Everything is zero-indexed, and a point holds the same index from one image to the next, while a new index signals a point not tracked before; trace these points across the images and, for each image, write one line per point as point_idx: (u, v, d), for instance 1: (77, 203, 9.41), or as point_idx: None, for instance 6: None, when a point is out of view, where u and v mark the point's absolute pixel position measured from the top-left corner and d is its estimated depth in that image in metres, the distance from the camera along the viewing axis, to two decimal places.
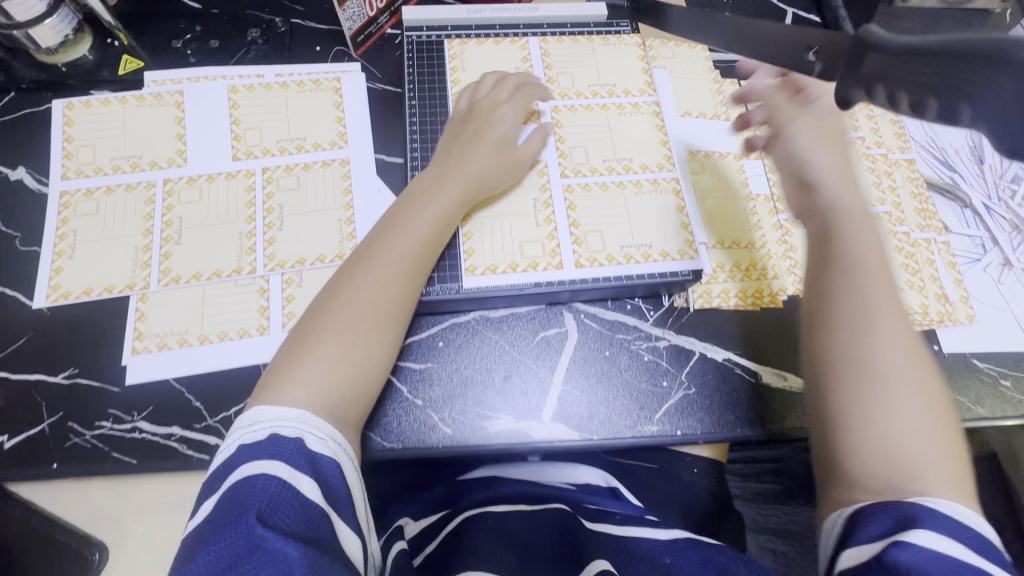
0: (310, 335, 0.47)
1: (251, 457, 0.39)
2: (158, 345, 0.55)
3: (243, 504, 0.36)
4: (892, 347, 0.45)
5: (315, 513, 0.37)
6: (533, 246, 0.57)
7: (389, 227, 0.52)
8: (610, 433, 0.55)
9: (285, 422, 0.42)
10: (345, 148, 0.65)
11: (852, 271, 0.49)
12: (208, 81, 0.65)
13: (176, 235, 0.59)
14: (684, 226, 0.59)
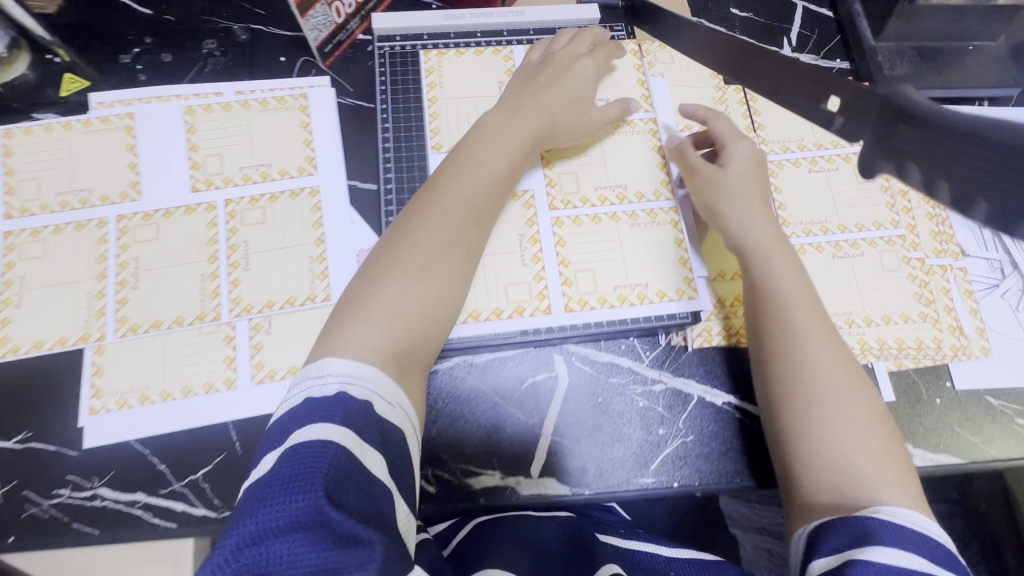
0: (380, 279, 0.46)
1: (320, 415, 0.37)
2: (118, 403, 0.51)
3: (310, 470, 0.34)
4: (823, 362, 0.46)
5: (375, 488, 0.35)
6: (521, 289, 0.53)
7: (412, 218, 0.49)
8: (603, 488, 0.52)
9: (358, 380, 0.40)
10: (315, 175, 0.59)
11: (777, 295, 0.49)
12: (161, 102, 0.59)
13: (132, 279, 0.54)
14: (684, 262, 0.55)
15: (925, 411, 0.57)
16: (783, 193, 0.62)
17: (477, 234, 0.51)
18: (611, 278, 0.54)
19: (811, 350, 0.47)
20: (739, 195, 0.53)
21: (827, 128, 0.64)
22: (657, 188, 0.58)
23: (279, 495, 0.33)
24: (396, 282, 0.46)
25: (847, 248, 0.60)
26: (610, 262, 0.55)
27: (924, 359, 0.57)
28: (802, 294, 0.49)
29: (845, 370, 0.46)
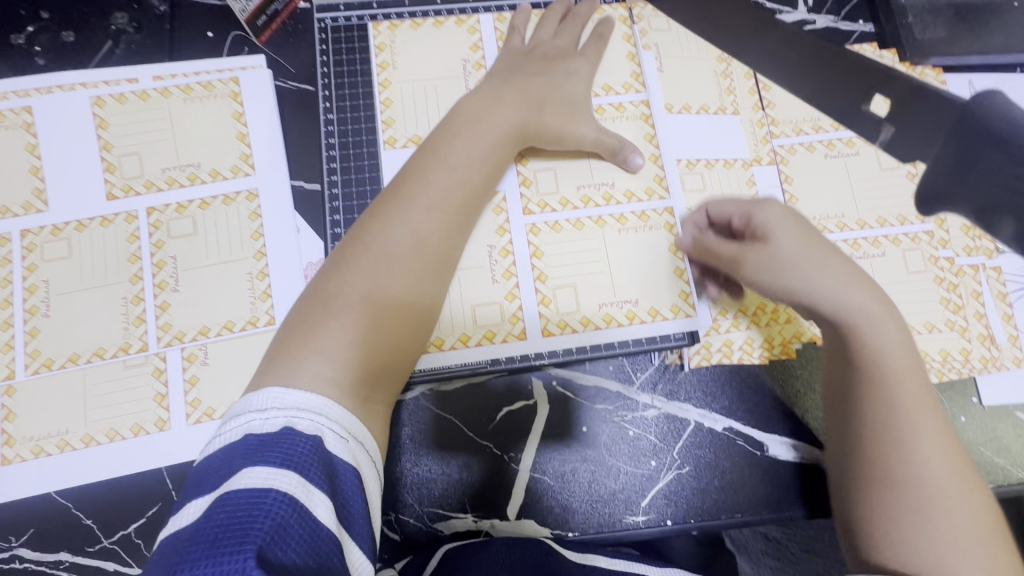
0: (335, 293, 0.38)
1: (257, 456, 0.28)
2: (34, 451, 0.45)
3: (241, 525, 0.25)
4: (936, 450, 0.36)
5: (325, 542, 0.27)
6: (496, 310, 0.48)
7: (379, 216, 0.41)
8: (588, 529, 0.47)
9: (307, 412, 0.32)
10: (252, 175, 0.51)
11: (882, 368, 0.38)
12: (64, 92, 0.50)
13: (42, 305, 0.47)
14: (680, 273, 0.49)
15: None
16: (794, 182, 0.54)
17: (462, 224, 0.44)
18: (595, 295, 0.49)
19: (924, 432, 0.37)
20: (808, 266, 0.41)
21: (847, 105, 0.56)
22: (650, 184, 0.51)
23: (195, 558, 0.24)
24: (373, 281, 0.39)
25: (866, 246, 0.53)
26: (594, 277, 0.49)
27: (950, 373, 0.51)
28: (912, 371, 0.38)
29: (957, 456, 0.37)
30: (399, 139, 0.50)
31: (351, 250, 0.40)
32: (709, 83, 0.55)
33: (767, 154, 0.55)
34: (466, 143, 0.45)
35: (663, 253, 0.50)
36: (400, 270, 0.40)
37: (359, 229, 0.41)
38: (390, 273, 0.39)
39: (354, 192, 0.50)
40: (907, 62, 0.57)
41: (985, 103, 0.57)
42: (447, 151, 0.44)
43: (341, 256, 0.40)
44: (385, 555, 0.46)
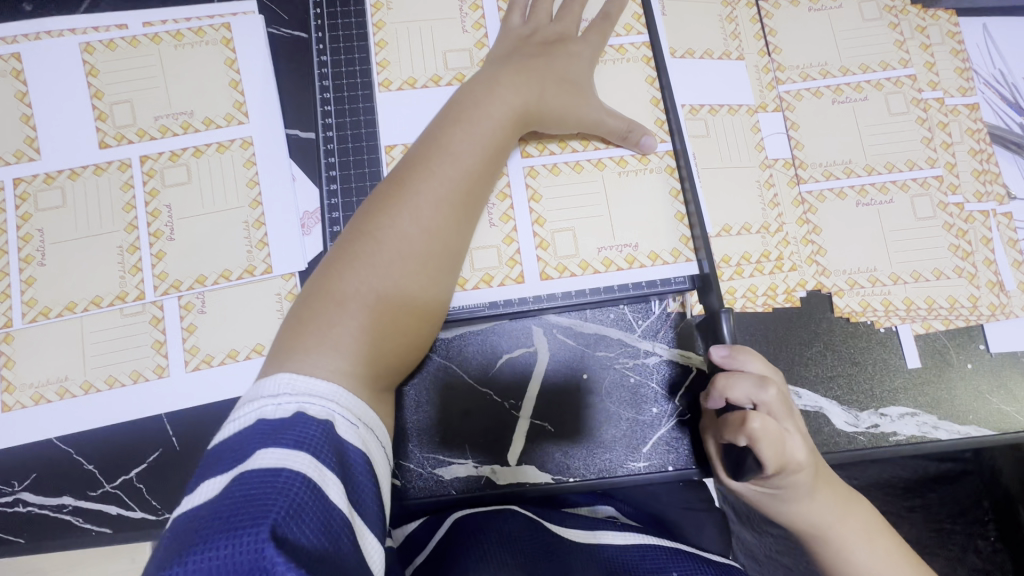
0: (360, 250, 0.39)
1: (271, 438, 0.27)
2: (33, 398, 0.45)
3: (254, 503, 0.24)
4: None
5: (338, 522, 0.26)
6: (495, 257, 0.48)
7: (405, 174, 0.42)
8: (588, 475, 0.47)
9: (318, 398, 0.31)
10: (246, 123, 0.50)
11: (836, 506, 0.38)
12: (53, 39, 0.49)
13: (38, 254, 0.47)
14: (680, 217, 0.48)
15: (953, 379, 0.50)
16: (800, 129, 0.53)
17: (481, 186, 0.43)
18: (593, 241, 0.48)
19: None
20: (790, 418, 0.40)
21: (858, 48, 0.55)
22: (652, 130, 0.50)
23: (206, 538, 0.22)
24: (397, 235, 0.39)
25: (874, 193, 0.52)
26: (593, 222, 0.48)
27: (957, 320, 0.50)
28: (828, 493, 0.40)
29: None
30: (396, 85, 0.49)
31: (373, 213, 0.40)
32: (712, 26, 0.54)
33: (772, 101, 0.53)
34: (480, 102, 0.44)
35: (661, 198, 0.49)
36: (426, 230, 0.40)
37: (381, 197, 0.41)
38: (417, 232, 0.40)
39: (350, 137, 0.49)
40: (919, 4, 0.56)
41: (995, 46, 0.56)
42: (460, 110, 0.44)
43: (363, 222, 0.40)
44: None
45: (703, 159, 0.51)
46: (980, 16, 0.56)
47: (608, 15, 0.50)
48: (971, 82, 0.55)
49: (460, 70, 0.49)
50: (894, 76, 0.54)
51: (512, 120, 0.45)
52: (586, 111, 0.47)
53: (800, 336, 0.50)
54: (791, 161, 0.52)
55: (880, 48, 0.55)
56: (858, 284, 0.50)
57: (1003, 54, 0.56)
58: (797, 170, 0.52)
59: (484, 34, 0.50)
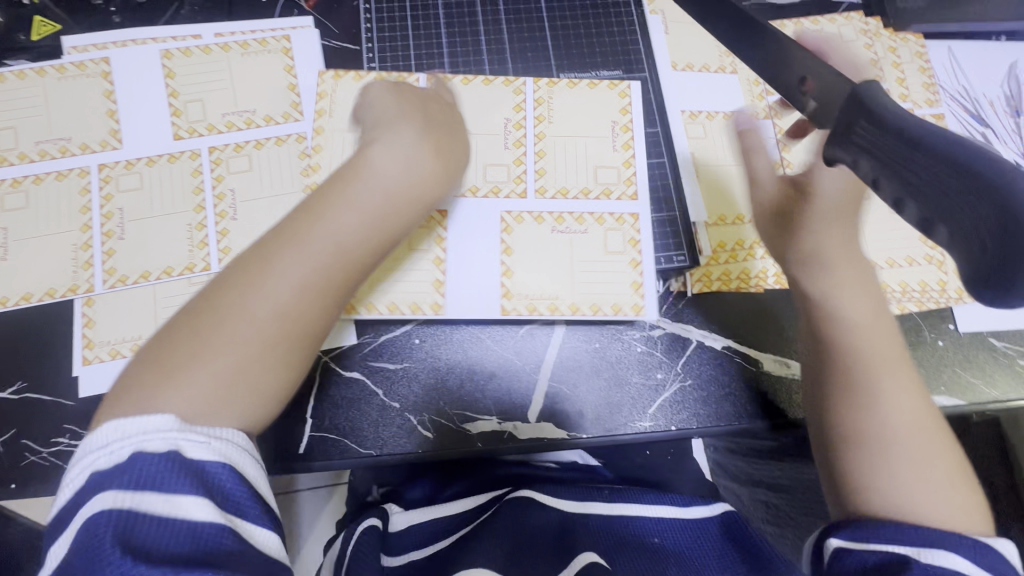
0: (287, 238, 0.37)
1: (100, 487, 0.29)
2: (111, 353, 0.50)
3: (107, 540, 0.28)
4: (903, 411, 0.40)
5: (206, 528, 0.30)
6: (477, 279, 0.53)
7: (353, 169, 0.41)
8: (598, 433, 0.52)
9: (155, 433, 0.32)
10: (302, 121, 0.57)
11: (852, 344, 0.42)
12: (137, 45, 0.57)
13: (118, 230, 0.53)
14: (633, 243, 0.55)
15: (927, 354, 0.56)
16: (788, 133, 0.60)
17: (390, 232, 0.41)
18: (557, 274, 0.54)
19: (889, 394, 0.40)
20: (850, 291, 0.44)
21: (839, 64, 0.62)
22: (618, 167, 0.56)
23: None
24: (330, 229, 0.38)
25: None
26: (558, 253, 0.54)
27: (929, 302, 0.56)
28: (880, 349, 0.42)
29: (931, 443, 0.39)
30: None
31: (264, 243, 0.37)
32: (710, 44, 0.61)
33: (763, 109, 0.60)
34: (411, 146, 0.42)
35: (623, 227, 0.55)
36: (354, 232, 0.39)
37: (327, 188, 0.40)
38: (299, 272, 0.37)
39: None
40: (890, 29, 0.64)
41: (959, 64, 0.64)
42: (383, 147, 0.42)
43: (303, 207, 0.39)
44: (415, 450, 0.51)
45: (702, 157, 0.58)
46: (944, 40, 0.64)
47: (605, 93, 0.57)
48: (937, 95, 0.62)
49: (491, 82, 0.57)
50: None
51: None
52: None
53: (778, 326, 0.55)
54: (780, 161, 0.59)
55: (857, 65, 0.62)
56: None
57: (965, 72, 0.64)
58: (785, 170, 0.59)
59: None
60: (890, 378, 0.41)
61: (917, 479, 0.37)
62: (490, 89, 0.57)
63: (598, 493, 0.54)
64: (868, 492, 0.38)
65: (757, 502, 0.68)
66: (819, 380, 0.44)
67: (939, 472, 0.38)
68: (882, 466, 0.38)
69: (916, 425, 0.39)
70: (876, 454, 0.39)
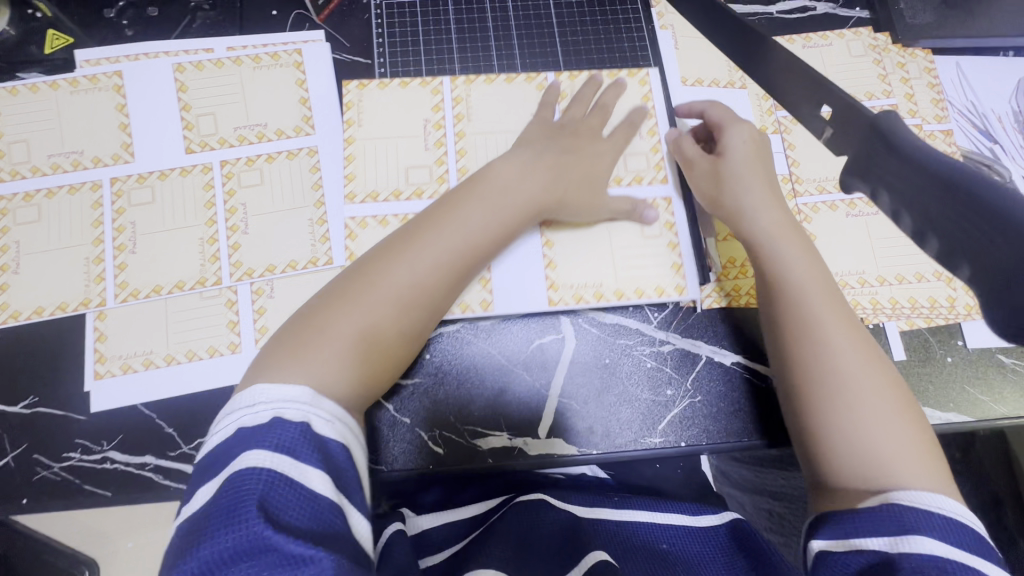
0: (405, 246, 0.47)
1: (250, 443, 0.34)
2: (123, 367, 0.50)
3: (244, 498, 0.31)
4: (843, 354, 0.44)
5: (324, 506, 0.33)
6: (516, 274, 0.55)
7: (458, 198, 0.50)
8: (609, 449, 0.52)
9: (294, 403, 0.36)
10: (313, 134, 0.57)
11: (789, 283, 0.48)
12: (150, 59, 0.57)
13: (130, 243, 0.53)
14: (668, 226, 0.57)
15: (935, 370, 0.56)
16: (796, 149, 0.60)
17: (479, 259, 0.49)
18: (596, 263, 0.56)
19: (824, 342, 0.45)
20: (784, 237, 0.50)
21: (847, 79, 0.62)
22: (646, 155, 0.59)
23: (211, 532, 0.30)
24: (438, 246, 0.47)
25: (862, 206, 0.59)
26: (596, 241, 0.56)
27: (937, 318, 0.56)
28: (817, 291, 0.47)
29: (876, 380, 0.43)
30: (446, 113, 0.58)
31: (380, 260, 0.46)
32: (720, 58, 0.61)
33: (771, 124, 0.61)
34: (500, 190, 0.51)
35: (657, 211, 0.58)
36: (451, 253, 0.47)
37: (437, 211, 0.49)
38: (409, 282, 0.45)
39: (401, 151, 0.57)
40: (899, 44, 0.64)
41: (966, 80, 0.64)
42: (487, 187, 0.51)
43: (418, 225, 0.48)
44: (426, 466, 0.51)
45: None
46: (952, 55, 0.65)
47: (618, 104, 0.58)
48: (946, 110, 0.62)
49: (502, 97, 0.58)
50: (878, 105, 0.62)
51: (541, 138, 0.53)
52: None
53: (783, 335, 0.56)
54: (789, 177, 0.60)
55: (866, 80, 0.62)
56: (849, 285, 0.57)
57: (973, 87, 0.64)
58: (794, 185, 0.59)
59: None
60: (824, 328, 0.45)
61: (868, 412, 0.41)
62: (512, 87, 0.59)
63: (609, 498, 0.55)
64: (839, 436, 0.41)
65: (762, 510, 0.65)
66: (769, 342, 0.48)
67: (881, 400, 0.42)
68: (844, 410, 0.42)
69: (860, 363, 0.43)
70: (832, 400, 0.43)
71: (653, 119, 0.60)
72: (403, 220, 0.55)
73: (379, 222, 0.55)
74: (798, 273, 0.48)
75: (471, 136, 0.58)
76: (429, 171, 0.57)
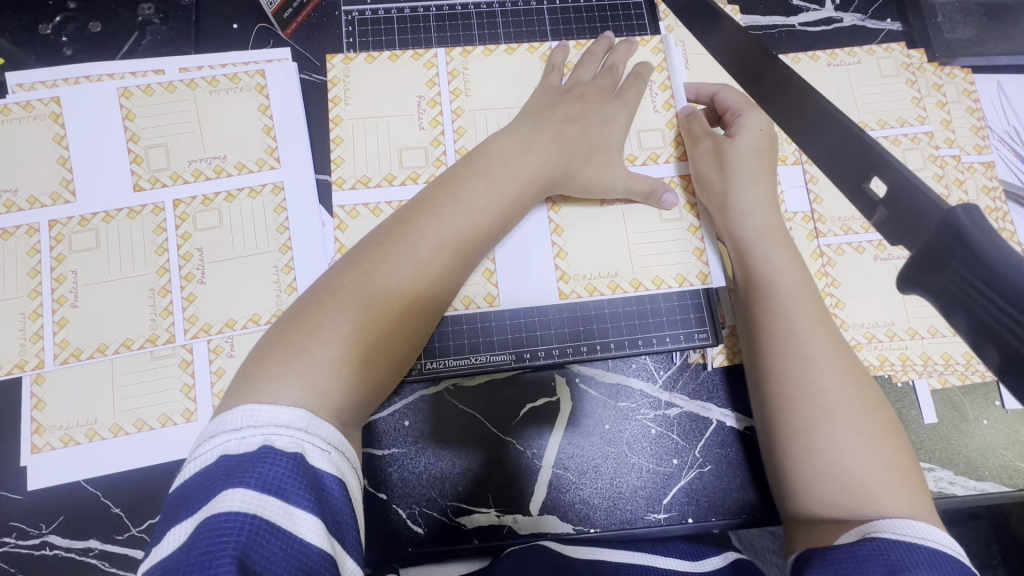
0: (395, 239, 0.40)
1: (234, 477, 0.28)
2: (63, 440, 0.45)
3: (220, 547, 0.25)
4: (829, 369, 0.39)
5: (313, 559, 0.27)
6: (522, 273, 0.49)
7: (454, 184, 0.43)
8: (609, 526, 0.47)
9: (287, 429, 0.31)
10: (278, 167, 0.51)
11: (777, 290, 0.43)
12: (92, 83, 0.50)
13: (71, 296, 0.47)
14: (688, 207, 0.51)
15: (969, 434, 0.51)
16: (820, 182, 0.54)
17: (481, 247, 0.43)
18: (611, 251, 0.50)
19: (811, 353, 0.40)
20: (767, 245, 0.45)
21: (878, 103, 0.56)
22: (662, 130, 0.52)
23: None
24: (431, 242, 0.40)
25: (891, 248, 0.53)
26: (610, 226, 0.50)
27: (972, 376, 0.51)
28: (805, 302, 0.42)
29: (860, 404, 0.38)
30: (441, 88, 0.51)
31: (372, 249, 0.39)
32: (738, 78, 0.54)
33: (791, 154, 0.54)
34: (497, 188, 0.43)
35: (676, 194, 0.51)
36: (439, 245, 0.40)
37: (430, 196, 0.42)
38: (408, 273, 0.39)
39: (392, 132, 0.50)
40: (935, 62, 0.57)
41: (1010, 103, 0.57)
42: (489, 164, 0.44)
43: (406, 213, 0.41)
44: (403, 548, 0.46)
45: None
46: (994, 74, 0.58)
47: (640, 75, 0.51)
48: (987, 139, 0.56)
49: (489, 124, 0.51)
50: (911, 132, 0.55)
51: (536, 177, 0.45)
52: (612, 168, 0.48)
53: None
54: (810, 215, 0.54)
55: (899, 104, 0.56)
56: (876, 338, 0.51)
57: (1017, 111, 0.57)
58: (817, 224, 0.53)
59: (526, 84, 0.52)
60: (813, 337, 0.40)
61: (848, 434, 0.37)
62: (513, 60, 0.53)
63: None
64: (812, 457, 0.38)
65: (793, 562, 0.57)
66: (750, 342, 0.44)
67: (863, 426, 0.38)
68: (824, 428, 0.38)
69: (844, 381, 0.39)
70: (806, 417, 0.38)
71: (669, 93, 0.53)
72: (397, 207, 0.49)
73: (371, 210, 0.49)
74: (780, 273, 0.43)
75: (470, 113, 0.51)
76: (425, 152, 0.50)
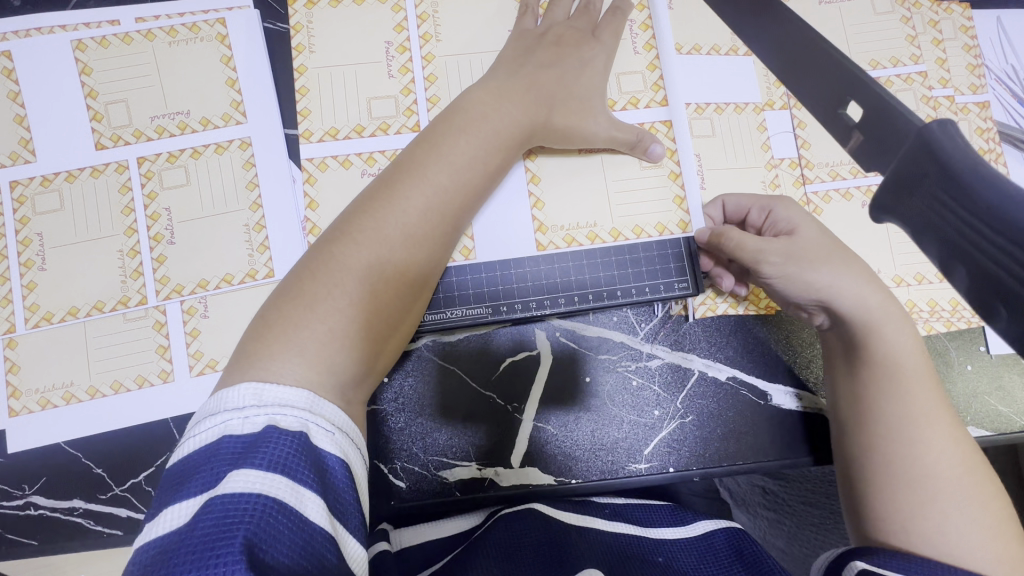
0: (379, 199, 0.38)
1: (242, 458, 0.26)
2: (41, 403, 0.45)
3: (228, 529, 0.23)
4: (947, 456, 0.36)
5: (320, 542, 0.25)
6: (497, 226, 0.48)
7: (430, 136, 0.41)
8: (591, 476, 0.47)
9: (291, 407, 0.29)
10: (244, 122, 0.49)
11: (895, 362, 0.39)
12: (44, 36, 0.48)
13: (38, 259, 0.46)
14: (671, 154, 0.49)
15: (953, 380, 0.50)
16: (807, 128, 0.51)
17: (467, 205, 0.41)
18: (590, 201, 0.48)
19: (934, 440, 0.36)
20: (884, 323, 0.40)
21: (872, 41, 0.53)
22: (642, 73, 0.50)
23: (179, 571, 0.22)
24: (412, 199, 0.38)
25: None
26: (589, 176, 0.49)
27: (958, 323, 0.49)
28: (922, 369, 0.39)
29: (976, 487, 0.35)
30: (411, 32, 0.49)
31: (356, 209, 0.38)
32: (723, 18, 0.51)
33: (779, 98, 0.51)
34: (471, 137, 0.41)
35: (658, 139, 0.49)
36: (428, 207, 0.39)
37: (411, 153, 0.41)
38: (399, 234, 0.37)
39: (360, 81, 0.48)
40: None
41: (1009, 40, 0.55)
42: (468, 118, 0.42)
43: (387, 175, 0.40)
44: (389, 502, 0.47)
45: (708, 160, 0.50)
46: (995, 9, 0.55)
47: (619, 12, 0.49)
48: (982, 79, 0.54)
49: (461, 72, 0.49)
50: (905, 72, 0.53)
51: (513, 125, 0.43)
52: (594, 117, 0.46)
53: (783, 344, 0.50)
54: (798, 160, 0.50)
55: (894, 42, 0.53)
56: None
57: (1016, 49, 0.55)
58: (803, 170, 0.50)
59: (502, 27, 0.50)
60: (937, 424, 0.37)
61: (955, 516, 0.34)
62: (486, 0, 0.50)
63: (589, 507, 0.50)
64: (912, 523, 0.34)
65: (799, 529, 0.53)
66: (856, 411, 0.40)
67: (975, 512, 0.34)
68: (931, 512, 0.34)
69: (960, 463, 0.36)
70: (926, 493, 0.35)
71: (651, 34, 0.51)
72: (368, 160, 0.48)
73: (340, 162, 0.47)
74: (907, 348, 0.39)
75: (441, 59, 0.49)
76: (396, 101, 0.48)
